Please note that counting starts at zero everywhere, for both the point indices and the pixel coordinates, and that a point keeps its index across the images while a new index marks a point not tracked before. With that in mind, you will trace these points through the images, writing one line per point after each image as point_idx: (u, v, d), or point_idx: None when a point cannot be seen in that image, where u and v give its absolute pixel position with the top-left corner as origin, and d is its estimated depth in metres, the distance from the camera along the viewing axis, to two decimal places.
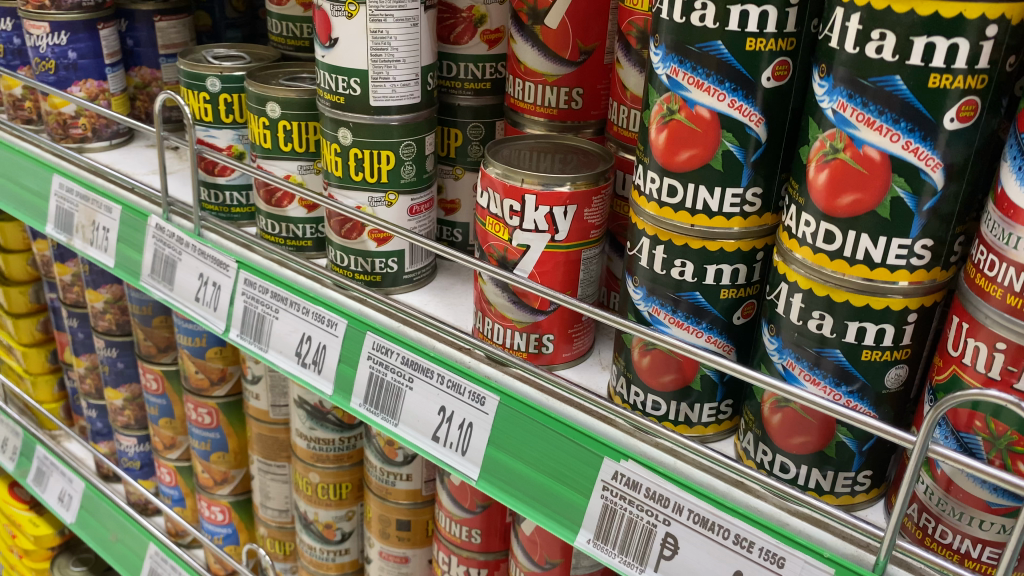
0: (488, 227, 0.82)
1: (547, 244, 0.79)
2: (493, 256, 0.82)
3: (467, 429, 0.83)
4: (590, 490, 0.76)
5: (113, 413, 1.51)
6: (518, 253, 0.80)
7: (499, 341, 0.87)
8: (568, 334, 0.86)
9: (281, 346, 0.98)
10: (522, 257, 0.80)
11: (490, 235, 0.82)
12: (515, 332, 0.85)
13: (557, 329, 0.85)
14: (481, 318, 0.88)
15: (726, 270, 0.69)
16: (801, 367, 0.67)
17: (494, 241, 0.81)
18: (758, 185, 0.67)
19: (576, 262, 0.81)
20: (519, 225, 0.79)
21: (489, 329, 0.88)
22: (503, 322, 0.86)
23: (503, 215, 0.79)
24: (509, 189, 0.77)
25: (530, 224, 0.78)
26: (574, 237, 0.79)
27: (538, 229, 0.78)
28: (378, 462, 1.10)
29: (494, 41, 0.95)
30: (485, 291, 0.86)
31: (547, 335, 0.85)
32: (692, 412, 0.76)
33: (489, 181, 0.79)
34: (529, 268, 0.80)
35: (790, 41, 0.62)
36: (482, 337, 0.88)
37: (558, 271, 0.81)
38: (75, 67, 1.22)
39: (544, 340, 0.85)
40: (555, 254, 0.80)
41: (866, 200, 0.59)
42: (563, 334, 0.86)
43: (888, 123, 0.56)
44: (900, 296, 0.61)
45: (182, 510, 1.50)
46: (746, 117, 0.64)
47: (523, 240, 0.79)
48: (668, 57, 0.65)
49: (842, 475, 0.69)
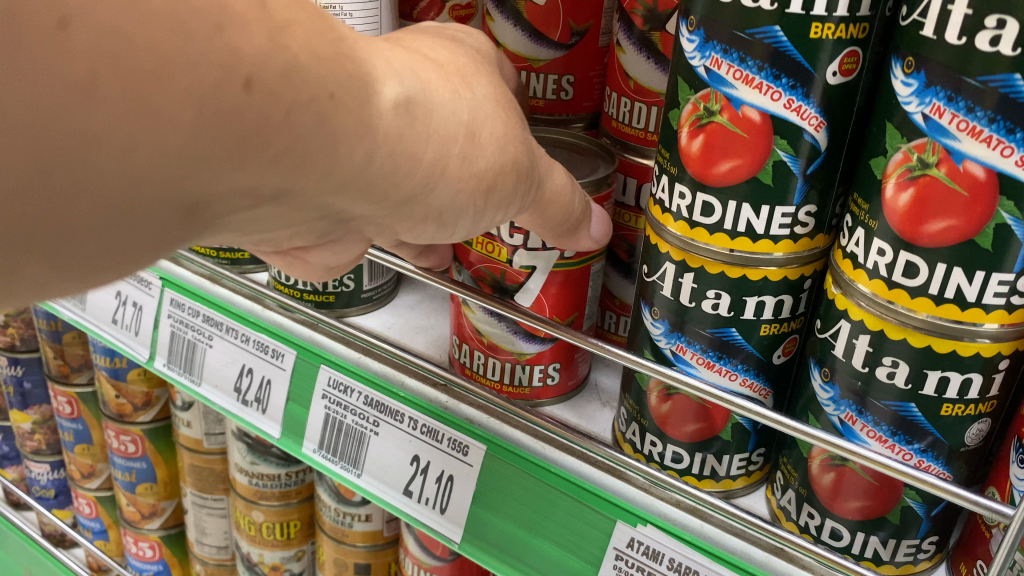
0: (478, 247, 0.68)
1: (556, 263, 0.67)
2: (485, 283, 0.69)
3: (447, 483, 0.71)
4: (599, 560, 0.64)
5: (21, 437, 1.33)
6: (519, 277, 0.67)
7: (496, 377, 0.73)
8: (573, 359, 0.74)
9: (217, 380, 0.85)
10: (524, 282, 0.67)
11: (480, 256, 0.68)
12: (517, 365, 0.72)
13: (560, 356, 0.73)
14: (465, 352, 0.75)
15: (769, 302, 0.58)
16: (863, 422, 0.56)
17: (487, 265, 0.68)
18: (812, 201, 0.55)
19: (584, 278, 0.69)
20: (522, 244, 0.66)
21: (479, 364, 0.74)
22: (498, 352, 0.72)
23: (501, 233, 0.66)
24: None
25: (534, 241, 0.65)
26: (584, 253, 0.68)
27: (544, 246, 0.66)
28: (332, 502, 0.96)
29: (465, 18, 0.82)
30: (474, 323, 0.72)
31: (551, 365, 0.73)
32: (719, 464, 0.64)
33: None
34: (536, 292, 0.68)
35: (861, 27, 0.50)
36: (468, 373, 0.75)
37: (566, 294, 0.69)
38: None
39: (550, 371, 0.73)
40: (564, 272, 0.68)
41: (962, 226, 0.47)
42: (568, 360, 0.74)
43: (998, 132, 0.44)
44: (990, 340, 0.50)
45: (104, 544, 1.34)
46: (804, 121, 0.51)
47: (527, 261, 0.66)
48: (706, 44, 0.52)
49: (905, 543, 0.58)
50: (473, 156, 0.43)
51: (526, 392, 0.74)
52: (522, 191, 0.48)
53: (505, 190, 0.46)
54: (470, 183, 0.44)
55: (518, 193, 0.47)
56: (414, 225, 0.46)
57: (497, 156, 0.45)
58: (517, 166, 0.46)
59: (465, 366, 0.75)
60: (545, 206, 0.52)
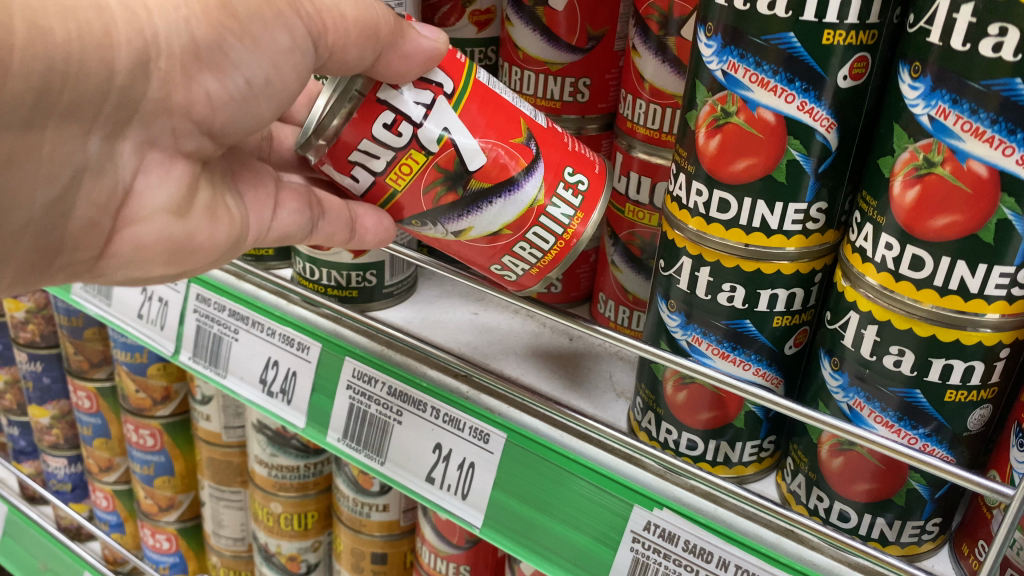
0: (404, 180, 0.63)
1: (453, 107, 0.61)
2: (442, 190, 0.62)
3: (468, 470, 0.73)
4: (618, 543, 0.66)
5: (39, 432, 1.35)
6: (450, 148, 0.61)
7: (549, 239, 0.65)
8: (575, 150, 0.66)
9: (242, 372, 0.88)
10: (457, 146, 0.61)
11: (415, 181, 0.62)
12: (545, 210, 0.64)
13: (563, 158, 0.65)
14: (514, 261, 0.67)
15: (782, 295, 0.61)
16: (870, 408, 0.59)
17: (426, 179, 0.62)
18: (823, 199, 0.58)
19: (490, 91, 0.62)
20: (414, 124, 0.60)
21: (529, 256, 0.66)
22: (518, 231, 0.65)
23: (393, 143, 0.61)
24: (363, 121, 0.60)
25: (418, 111, 0.60)
26: (457, 75, 0.61)
27: (429, 104, 0.60)
28: (350, 492, 0.99)
29: (484, 23, 0.88)
30: (487, 235, 0.65)
31: (567, 172, 0.64)
32: (732, 451, 0.67)
33: (343, 152, 0.62)
34: (476, 142, 0.61)
35: (871, 33, 0.53)
36: (537, 268, 0.67)
37: (493, 114, 0.62)
38: None
39: (571, 175, 0.64)
40: (470, 107, 0.61)
41: (966, 221, 0.50)
42: (572, 155, 0.65)
43: (1001, 133, 0.47)
44: (991, 329, 0.53)
45: (121, 537, 1.37)
46: (817, 122, 0.54)
47: (434, 132, 0.60)
48: (724, 49, 0.55)
49: (910, 525, 0.61)
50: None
51: (580, 216, 0.65)
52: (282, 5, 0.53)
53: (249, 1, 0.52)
54: (196, 6, 0.50)
55: (282, 10, 0.53)
56: (191, 77, 0.51)
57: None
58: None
59: (529, 268, 0.67)
60: (338, 13, 0.55)
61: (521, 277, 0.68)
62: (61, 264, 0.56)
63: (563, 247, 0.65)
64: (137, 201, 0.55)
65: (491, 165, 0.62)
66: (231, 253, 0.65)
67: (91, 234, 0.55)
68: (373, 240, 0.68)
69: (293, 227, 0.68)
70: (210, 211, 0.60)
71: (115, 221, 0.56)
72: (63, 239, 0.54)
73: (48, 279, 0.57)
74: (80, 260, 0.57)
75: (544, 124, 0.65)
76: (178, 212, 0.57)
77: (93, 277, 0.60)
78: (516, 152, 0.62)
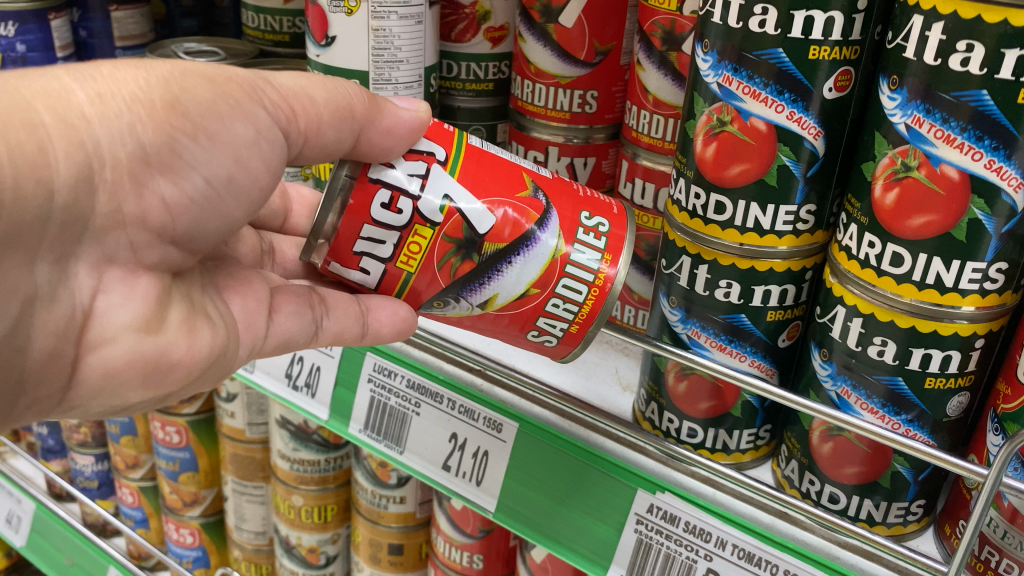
0: (415, 261, 0.64)
1: (448, 172, 0.63)
2: (457, 260, 0.64)
3: (482, 457, 0.78)
4: (621, 524, 0.71)
5: (68, 431, 1.41)
6: (456, 215, 0.62)
7: (579, 288, 0.65)
8: (589, 197, 0.68)
9: (270, 368, 0.93)
10: (462, 211, 0.62)
11: (427, 259, 0.63)
12: (571, 258, 0.65)
13: (578, 204, 0.66)
14: (551, 323, 0.67)
15: (775, 291, 0.65)
16: (857, 395, 0.63)
17: (438, 252, 0.63)
18: (812, 201, 0.62)
19: (484, 152, 0.65)
20: (414, 196, 0.62)
21: (565, 313, 0.66)
22: (548, 288, 0.65)
23: (396, 223, 0.62)
24: (359, 208, 0.62)
25: (414, 183, 0.62)
26: (448, 142, 0.64)
27: (424, 175, 0.62)
28: (369, 485, 1.04)
29: (498, 39, 0.93)
30: (513, 298, 0.65)
31: (584, 216, 0.66)
32: (730, 439, 0.72)
33: (348, 244, 0.63)
34: (481, 205, 0.63)
35: (854, 49, 0.58)
36: (572, 323, 0.67)
37: (491, 174, 0.64)
38: (85, 47, 1.11)
39: (590, 218, 0.66)
40: (466, 169, 0.63)
41: (940, 221, 0.55)
42: (586, 201, 0.67)
43: (970, 140, 0.52)
44: (966, 320, 0.58)
45: (146, 532, 1.42)
46: (805, 130, 0.59)
47: (435, 201, 0.62)
48: (720, 64, 0.60)
49: (896, 505, 0.65)
50: (106, 93, 0.48)
51: (608, 259, 0.66)
52: (240, 96, 0.54)
53: (200, 98, 0.52)
54: (141, 110, 0.49)
55: (241, 101, 0.54)
56: (142, 183, 0.50)
57: (151, 78, 0.50)
58: (189, 71, 0.52)
59: (568, 326, 0.67)
60: (307, 97, 0.59)
61: (561, 339, 0.68)
62: (27, 402, 0.54)
63: (598, 294, 0.65)
64: (99, 322, 0.52)
65: (502, 225, 0.63)
66: (220, 367, 0.60)
67: (53, 366, 0.52)
68: (389, 332, 0.67)
69: (294, 330, 0.66)
70: (187, 324, 0.55)
71: (79, 347, 0.52)
72: (23, 375, 0.52)
73: (17, 417, 0.55)
74: (46, 395, 0.54)
75: (551, 176, 0.67)
76: (147, 328, 0.53)
77: (67, 411, 0.57)
78: (524, 206, 0.64)
